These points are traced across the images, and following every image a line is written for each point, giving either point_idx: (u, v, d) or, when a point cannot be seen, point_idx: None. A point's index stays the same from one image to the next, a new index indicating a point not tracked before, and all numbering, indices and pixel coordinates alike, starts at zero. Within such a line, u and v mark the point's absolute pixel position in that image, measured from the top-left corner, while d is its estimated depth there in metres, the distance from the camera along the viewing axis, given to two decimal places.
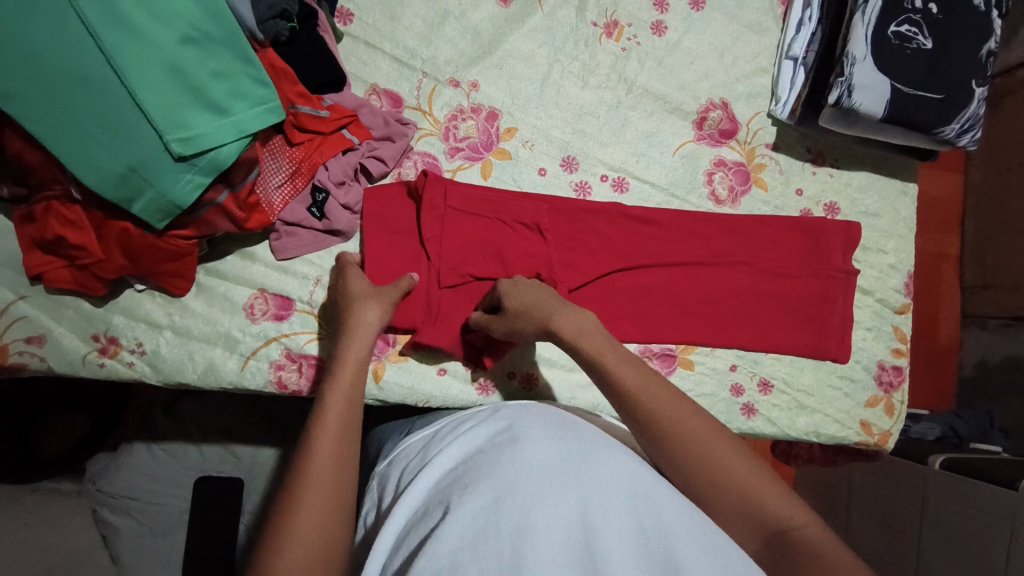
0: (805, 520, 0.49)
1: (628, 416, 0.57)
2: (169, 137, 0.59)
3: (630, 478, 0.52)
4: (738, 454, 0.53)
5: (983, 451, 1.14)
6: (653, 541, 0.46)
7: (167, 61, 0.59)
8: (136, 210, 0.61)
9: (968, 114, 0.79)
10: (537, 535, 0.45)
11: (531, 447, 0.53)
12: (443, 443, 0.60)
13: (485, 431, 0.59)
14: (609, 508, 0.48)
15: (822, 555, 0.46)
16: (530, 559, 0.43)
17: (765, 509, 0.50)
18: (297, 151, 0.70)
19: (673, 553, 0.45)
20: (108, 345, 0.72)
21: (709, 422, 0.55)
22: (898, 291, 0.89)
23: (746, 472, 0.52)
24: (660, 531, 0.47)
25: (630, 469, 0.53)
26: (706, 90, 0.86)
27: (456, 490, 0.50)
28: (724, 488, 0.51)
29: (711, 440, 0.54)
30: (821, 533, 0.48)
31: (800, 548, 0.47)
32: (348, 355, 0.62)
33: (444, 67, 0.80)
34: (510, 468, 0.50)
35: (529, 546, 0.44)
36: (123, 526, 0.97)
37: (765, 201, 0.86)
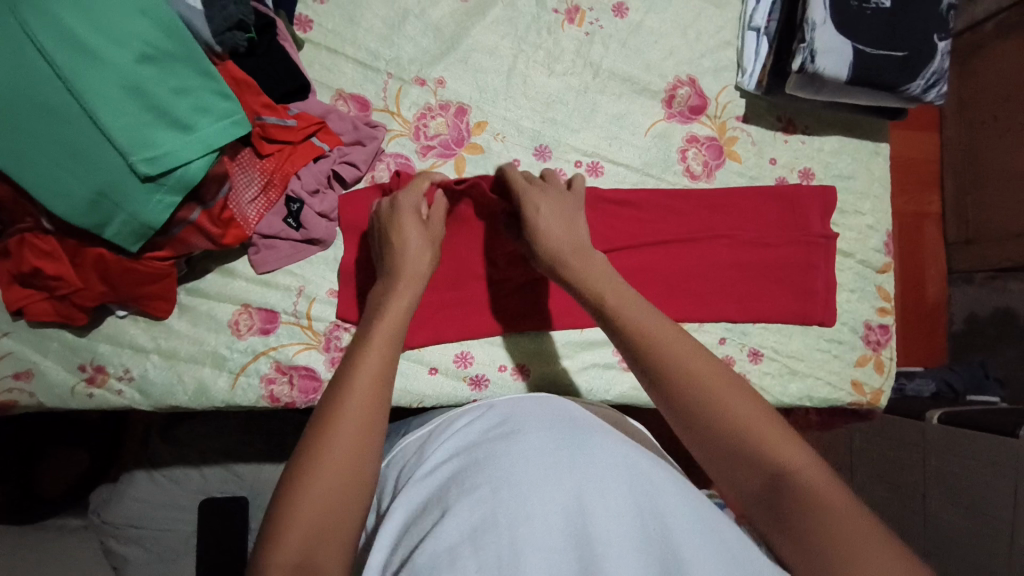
0: (806, 462, 0.46)
1: (632, 356, 0.54)
2: (134, 158, 0.58)
3: (627, 461, 0.52)
4: (742, 391, 0.50)
5: (978, 403, 1.16)
6: (650, 523, 0.47)
7: (126, 81, 0.58)
8: (108, 234, 0.60)
9: (932, 69, 0.79)
10: (534, 524, 0.45)
11: (527, 435, 0.53)
12: (439, 441, 0.60)
13: (481, 424, 0.59)
14: (607, 492, 0.48)
15: (819, 503, 0.43)
16: (528, 548, 0.44)
17: (763, 450, 0.46)
18: (268, 163, 0.70)
19: (670, 534, 0.46)
20: (95, 373, 0.71)
21: (711, 360, 0.52)
22: (878, 251, 0.90)
23: (746, 409, 0.48)
24: (656, 512, 0.48)
25: (626, 452, 0.53)
26: (672, 69, 0.86)
27: (454, 486, 0.50)
28: (722, 427, 0.48)
29: (714, 380, 0.50)
30: (822, 476, 0.45)
31: (799, 490, 0.44)
32: (389, 305, 0.58)
33: (408, 66, 0.80)
34: (507, 461, 0.50)
35: (527, 536, 0.44)
36: (132, 555, 0.97)
37: (740, 173, 0.87)
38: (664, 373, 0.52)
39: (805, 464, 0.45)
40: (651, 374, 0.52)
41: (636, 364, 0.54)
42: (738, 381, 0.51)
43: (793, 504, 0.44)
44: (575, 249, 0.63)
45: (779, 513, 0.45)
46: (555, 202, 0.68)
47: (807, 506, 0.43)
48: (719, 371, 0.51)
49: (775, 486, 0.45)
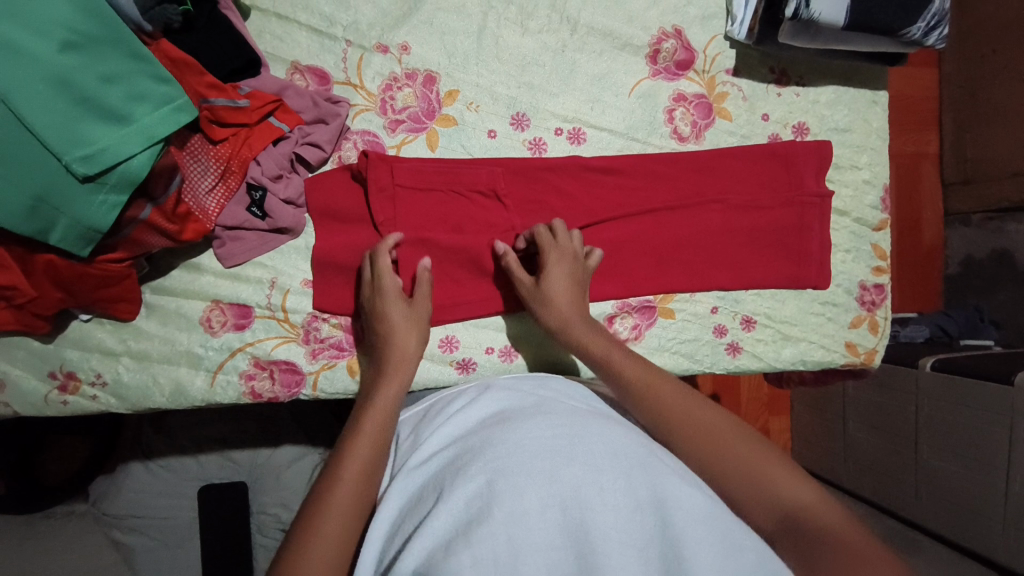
0: (816, 502, 0.46)
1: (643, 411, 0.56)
2: (68, 158, 0.53)
3: (624, 448, 0.47)
4: (752, 443, 0.51)
5: (972, 347, 1.15)
6: (649, 515, 0.42)
7: (48, 72, 0.52)
8: (54, 241, 0.56)
9: (933, 9, 0.73)
10: (532, 516, 0.41)
11: (523, 424, 0.49)
12: (433, 426, 0.56)
13: (479, 412, 0.55)
14: (602, 482, 0.43)
15: (834, 538, 0.43)
16: (525, 543, 0.39)
17: (775, 491, 0.48)
18: (222, 149, 0.65)
19: (671, 528, 0.41)
20: (67, 380, 0.69)
21: (723, 415, 0.54)
22: (875, 207, 0.86)
23: (757, 454, 0.50)
24: (656, 501, 0.43)
25: (624, 439, 0.49)
26: (656, 20, 0.80)
27: (449, 474, 0.47)
28: (737, 468, 0.50)
29: (725, 425, 0.53)
30: (834, 517, 0.45)
31: (817, 528, 0.44)
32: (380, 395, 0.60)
33: (369, 32, 0.73)
34: (504, 447, 0.46)
35: (524, 530, 0.40)
36: (136, 544, 0.97)
37: (731, 132, 0.82)
38: (677, 428, 0.54)
39: (817, 504, 0.46)
40: (664, 424, 0.55)
41: (647, 417, 0.56)
42: (750, 433, 0.53)
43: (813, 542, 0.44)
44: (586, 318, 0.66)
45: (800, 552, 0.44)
46: (566, 265, 0.68)
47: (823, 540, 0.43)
48: (731, 423, 0.53)
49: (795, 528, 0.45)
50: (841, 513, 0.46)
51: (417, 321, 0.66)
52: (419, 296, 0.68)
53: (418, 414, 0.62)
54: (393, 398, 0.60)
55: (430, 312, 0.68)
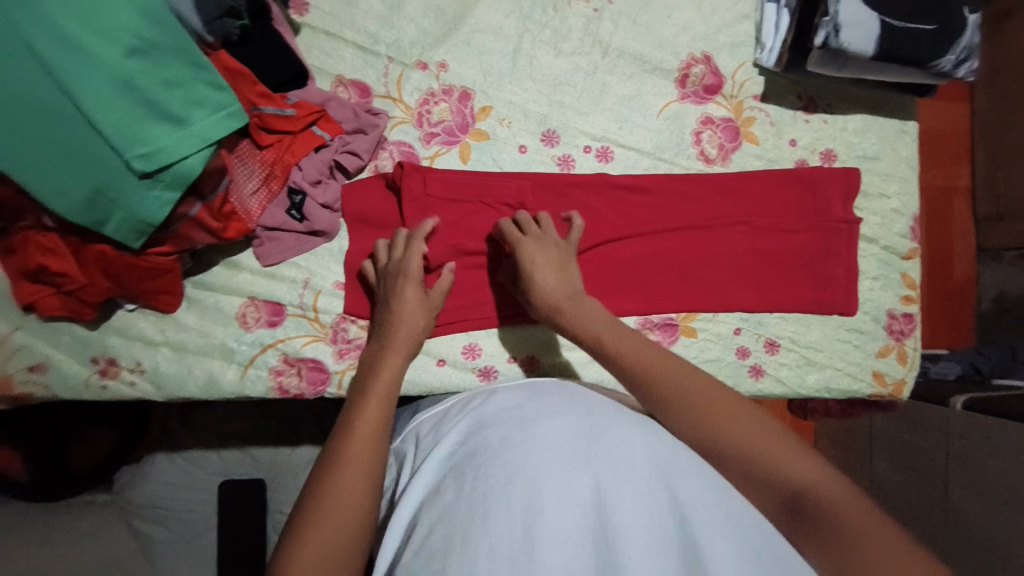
0: (821, 479, 0.47)
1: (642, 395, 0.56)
2: (129, 155, 0.58)
3: (646, 451, 0.47)
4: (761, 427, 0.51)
5: (1004, 386, 1.12)
6: (670, 516, 0.43)
7: (116, 76, 0.57)
8: (109, 231, 0.60)
9: (963, 44, 0.74)
10: (550, 515, 0.42)
11: (543, 422, 0.49)
12: (454, 420, 0.57)
13: (497, 406, 0.55)
14: (622, 485, 0.44)
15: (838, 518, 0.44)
16: (543, 537, 0.40)
17: (784, 475, 0.48)
18: (268, 154, 0.69)
19: (691, 527, 0.42)
20: (107, 366, 0.72)
21: (720, 391, 0.54)
22: (904, 236, 0.86)
23: (759, 435, 0.50)
24: (676, 502, 0.43)
25: (646, 442, 0.48)
26: (686, 45, 0.82)
27: (467, 468, 0.47)
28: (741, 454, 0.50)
29: (723, 404, 0.53)
30: (843, 493, 0.46)
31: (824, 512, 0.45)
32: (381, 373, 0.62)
33: (410, 49, 0.77)
34: (523, 444, 0.47)
35: (542, 526, 0.41)
36: (156, 534, 0.99)
37: (758, 155, 0.83)
38: (686, 415, 0.53)
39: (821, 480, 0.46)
40: (671, 409, 0.54)
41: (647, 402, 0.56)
42: (748, 408, 0.53)
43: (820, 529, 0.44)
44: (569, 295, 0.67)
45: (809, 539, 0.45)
46: (540, 252, 0.69)
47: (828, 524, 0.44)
48: (732, 403, 0.53)
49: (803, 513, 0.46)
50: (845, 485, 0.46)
51: (427, 310, 0.68)
52: (436, 290, 0.70)
53: (441, 408, 0.62)
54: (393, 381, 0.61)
55: (440, 304, 0.70)
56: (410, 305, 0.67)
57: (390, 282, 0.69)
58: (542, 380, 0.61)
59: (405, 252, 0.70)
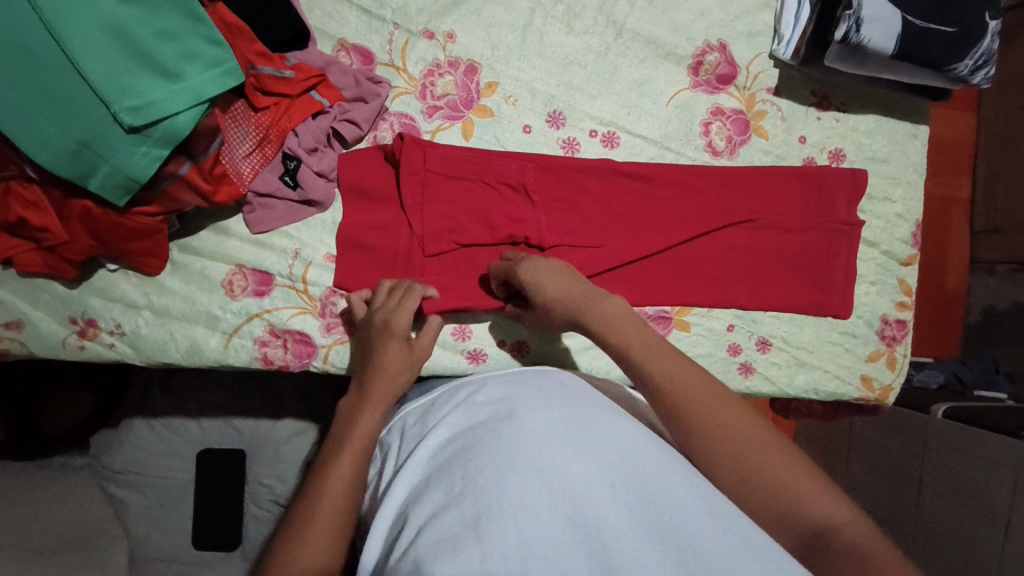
0: (846, 517, 0.44)
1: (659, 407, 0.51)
2: (117, 107, 0.55)
3: (636, 448, 0.47)
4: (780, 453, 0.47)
5: (987, 399, 1.13)
6: (661, 510, 0.42)
7: (109, 23, 0.54)
8: (93, 187, 0.57)
9: (982, 49, 0.73)
10: (540, 517, 0.40)
11: (532, 417, 0.48)
12: (442, 410, 0.55)
13: (488, 399, 0.53)
14: (611, 485, 0.43)
15: (867, 557, 0.40)
16: (535, 538, 0.39)
17: (801, 506, 0.45)
18: (263, 117, 0.66)
19: (683, 523, 0.41)
20: (86, 327, 0.70)
21: (742, 413, 0.49)
22: (905, 242, 0.85)
23: (786, 466, 0.46)
24: (668, 498, 0.42)
25: (637, 439, 0.48)
26: (702, 31, 0.80)
27: (457, 464, 0.46)
28: (766, 482, 0.46)
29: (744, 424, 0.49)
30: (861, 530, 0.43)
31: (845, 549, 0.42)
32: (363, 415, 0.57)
33: (417, 17, 0.74)
34: (514, 442, 0.45)
35: (532, 526, 0.40)
36: (131, 500, 0.98)
37: (766, 150, 0.81)
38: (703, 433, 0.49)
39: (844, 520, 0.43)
40: (683, 424, 0.50)
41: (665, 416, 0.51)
42: (769, 432, 0.49)
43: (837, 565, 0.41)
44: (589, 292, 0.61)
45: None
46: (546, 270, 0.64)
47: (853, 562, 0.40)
48: (747, 420, 0.49)
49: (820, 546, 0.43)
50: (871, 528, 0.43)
51: (410, 364, 0.62)
52: (420, 343, 0.64)
53: (427, 398, 0.60)
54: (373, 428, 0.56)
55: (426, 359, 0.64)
56: (392, 360, 0.61)
57: (376, 336, 0.64)
58: (534, 367, 0.61)
59: (393, 303, 0.65)
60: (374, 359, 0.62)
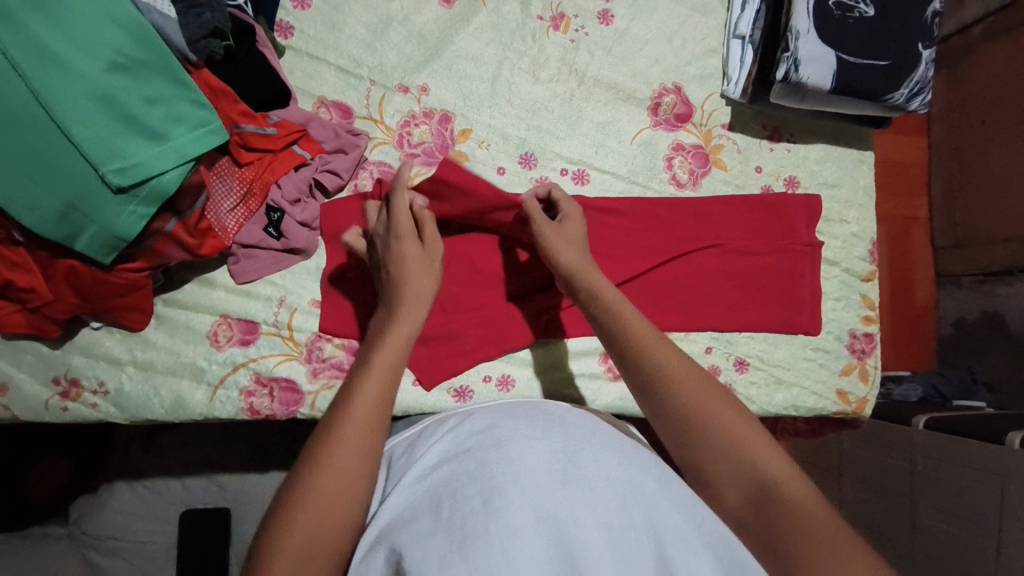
0: (786, 476, 0.49)
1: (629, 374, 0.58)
2: (105, 169, 0.57)
3: (622, 476, 0.48)
4: (736, 413, 0.53)
5: (964, 408, 1.17)
6: (642, 536, 0.43)
7: (96, 90, 0.57)
8: (79, 246, 0.59)
9: (916, 78, 0.80)
10: (526, 535, 0.41)
11: (519, 444, 0.49)
12: (431, 442, 0.56)
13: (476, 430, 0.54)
14: (595, 506, 0.44)
15: (803, 513, 0.45)
16: (518, 556, 0.40)
17: (751, 464, 0.50)
18: (247, 171, 0.69)
19: (664, 548, 0.42)
20: (69, 387, 0.69)
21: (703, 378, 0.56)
22: (863, 259, 0.90)
23: (737, 425, 0.52)
24: (650, 525, 0.44)
25: (621, 466, 0.49)
26: (658, 76, 0.86)
27: (446, 492, 0.46)
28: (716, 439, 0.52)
29: (704, 391, 0.55)
30: (805, 491, 0.47)
31: (785, 504, 0.47)
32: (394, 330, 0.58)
33: (392, 73, 0.79)
34: (501, 467, 0.46)
35: (517, 545, 0.41)
36: (112, 567, 0.94)
37: (726, 181, 0.87)
38: (670, 396, 0.55)
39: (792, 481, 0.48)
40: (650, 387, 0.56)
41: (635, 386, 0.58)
42: (728, 399, 0.55)
43: (777, 519, 0.46)
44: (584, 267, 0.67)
45: (764, 528, 0.47)
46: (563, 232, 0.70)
47: (786, 516, 0.46)
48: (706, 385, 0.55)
49: (764, 502, 0.48)
50: (813, 491, 0.48)
51: (427, 269, 0.64)
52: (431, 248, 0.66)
53: (415, 432, 0.60)
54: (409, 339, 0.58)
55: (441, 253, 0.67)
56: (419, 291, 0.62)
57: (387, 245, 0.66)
58: (520, 399, 0.61)
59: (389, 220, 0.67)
60: (403, 287, 0.62)
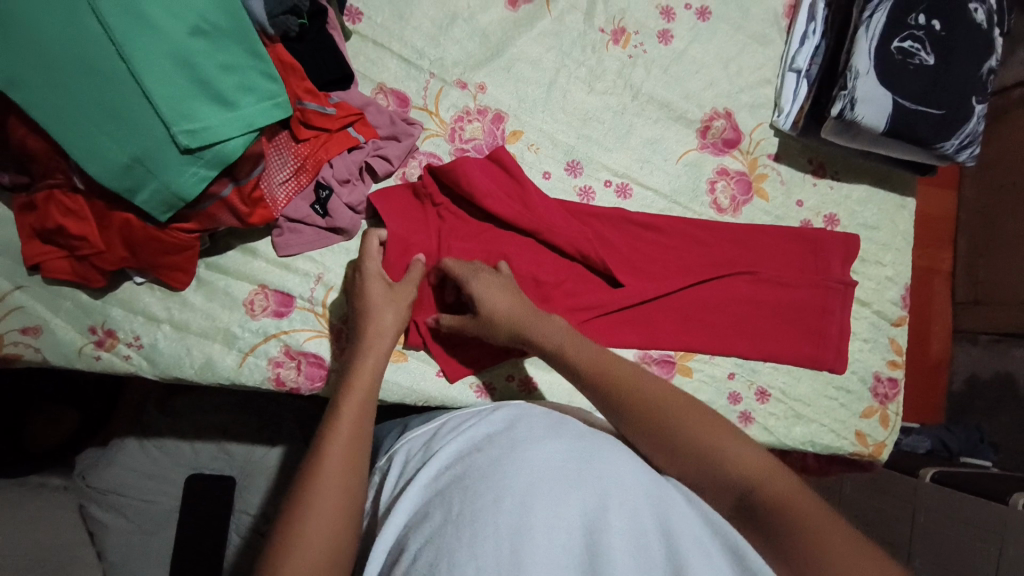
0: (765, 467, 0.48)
1: (589, 391, 0.59)
2: (175, 129, 0.59)
3: (640, 481, 0.48)
4: (702, 418, 0.53)
5: (973, 467, 1.15)
6: (652, 540, 0.43)
7: (177, 52, 0.59)
8: (139, 201, 0.60)
9: (966, 130, 0.80)
10: (538, 534, 0.41)
11: (535, 447, 0.49)
12: (447, 438, 0.56)
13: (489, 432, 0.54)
14: (610, 506, 0.44)
15: (786, 507, 0.44)
16: (530, 556, 0.40)
17: (728, 468, 0.49)
18: (302, 148, 0.70)
19: (678, 550, 0.42)
20: (104, 337, 0.71)
21: (664, 390, 0.56)
22: (895, 303, 0.90)
23: (706, 429, 0.52)
24: (663, 529, 0.43)
25: (639, 472, 0.49)
26: (711, 100, 0.87)
27: (456, 488, 0.46)
28: (687, 447, 0.51)
29: (666, 398, 0.55)
30: (785, 484, 0.46)
31: (766, 505, 0.45)
32: (359, 364, 0.62)
33: (452, 68, 0.80)
34: (512, 469, 0.46)
35: (529, 543, 0.41)
36: (111, 523, 0.94)
37: (766, 211, 0.87)
38: (632, 415, 0.55)
39: (770, 474, 0.47)
40: (615, 404, 0.57)
41: (601, 408, 0.58)
42: (690, 403, 0.55)
43: (764, 520, 0.45)
44: (529, 313, 0.68)
45: (752, 534, 0.45)
46: (490, 278, 0.70)
47: (775, 511, 0.45)
48: (666, 394, 0.56)
49: (746, 507, 0.47)
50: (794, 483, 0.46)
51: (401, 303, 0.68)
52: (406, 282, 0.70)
53: (432, 427, 0.60)
54: (378, 365, 0.62)
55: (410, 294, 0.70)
56: (380, 348, 0.64)
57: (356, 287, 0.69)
58: (529, 407, 0.60)
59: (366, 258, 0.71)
60: (367, 321, 0.65)
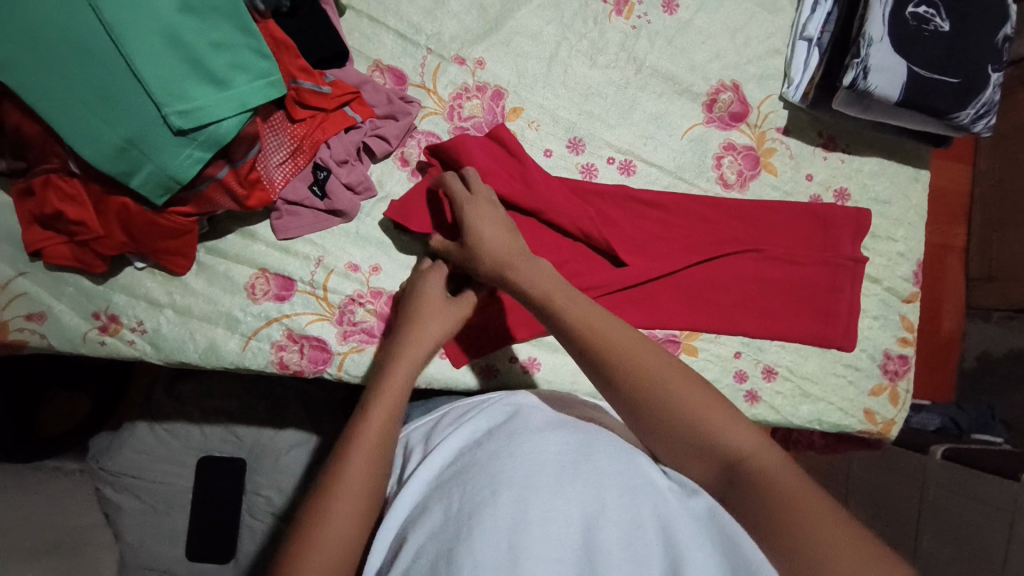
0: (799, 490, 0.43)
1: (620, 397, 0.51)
2: (168, 110, 0.58)
3: (635, 472, 0.47)
4: (741, 429, 0.47)
5: (984, 444, 1.13)
6: (649, 532, 0.42)
7: (167, 30, 0.57)
8: (134, 184, 0.60)
9: (983, 99, 0.77)
10: (535, 530, 0.41)
11: (533, 439, 0.48)
12: (446, 431, 0.56)
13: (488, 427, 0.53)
14: (605, 501, 0.43)
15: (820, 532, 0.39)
16: (528, 554, 0.40)
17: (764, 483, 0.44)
18: (299, 128, 0.68)
19: (673, 547, 0.41)
20: (108, 323, 0.71)
21: (703, 390, 0.49)
22: (906, 280, 0.88)
23: (742, 441, 0.46)
24: (658, 521, 0.43)
25: (635, 463, 0.48)
26: (717, 72, 0.84)
27: (456, 484, 0.46)
28: (721, 459, 0.46)
29: (668, 373, 0.50)
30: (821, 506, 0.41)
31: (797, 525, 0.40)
32: (390, 375, 0.56)
33: (449, 44, 0.78)
34: (510, 462, 0.46)
35: (527, 540, 0.40)
36: (126, 505, 0.96)
37: (774, 186, 0.85)
38: (665, 420, 0.49)
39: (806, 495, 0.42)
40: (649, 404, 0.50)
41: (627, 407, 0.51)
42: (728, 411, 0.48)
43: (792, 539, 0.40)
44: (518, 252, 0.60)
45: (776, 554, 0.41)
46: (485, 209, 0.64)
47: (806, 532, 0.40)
48: (706, 397, 0.49)
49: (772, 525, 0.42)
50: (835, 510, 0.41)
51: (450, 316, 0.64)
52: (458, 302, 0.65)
53: (431, 419, 0.60)
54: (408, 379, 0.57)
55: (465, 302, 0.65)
56: (415, 354, 0.59)
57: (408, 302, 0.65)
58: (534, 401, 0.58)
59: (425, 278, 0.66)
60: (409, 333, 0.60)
